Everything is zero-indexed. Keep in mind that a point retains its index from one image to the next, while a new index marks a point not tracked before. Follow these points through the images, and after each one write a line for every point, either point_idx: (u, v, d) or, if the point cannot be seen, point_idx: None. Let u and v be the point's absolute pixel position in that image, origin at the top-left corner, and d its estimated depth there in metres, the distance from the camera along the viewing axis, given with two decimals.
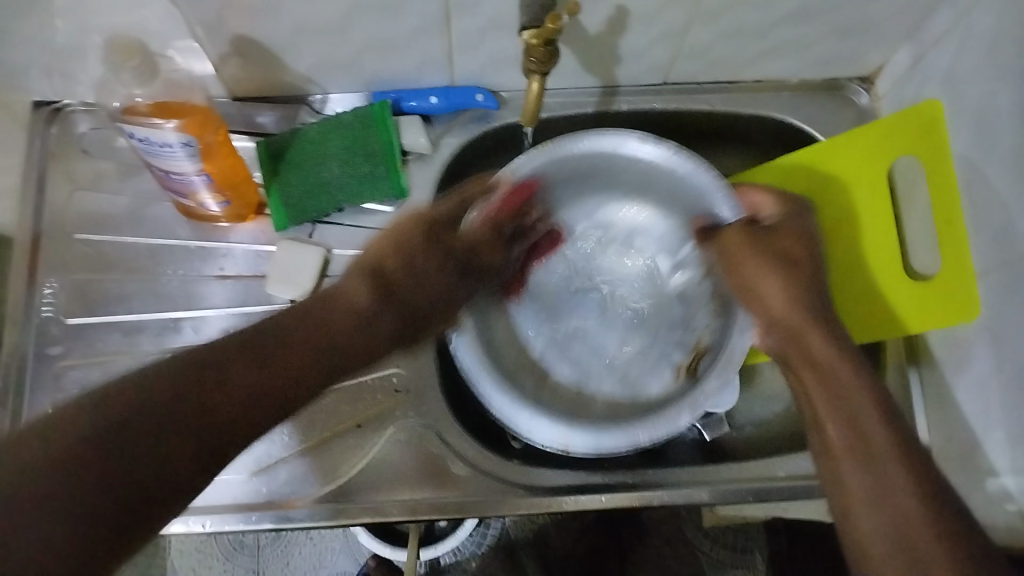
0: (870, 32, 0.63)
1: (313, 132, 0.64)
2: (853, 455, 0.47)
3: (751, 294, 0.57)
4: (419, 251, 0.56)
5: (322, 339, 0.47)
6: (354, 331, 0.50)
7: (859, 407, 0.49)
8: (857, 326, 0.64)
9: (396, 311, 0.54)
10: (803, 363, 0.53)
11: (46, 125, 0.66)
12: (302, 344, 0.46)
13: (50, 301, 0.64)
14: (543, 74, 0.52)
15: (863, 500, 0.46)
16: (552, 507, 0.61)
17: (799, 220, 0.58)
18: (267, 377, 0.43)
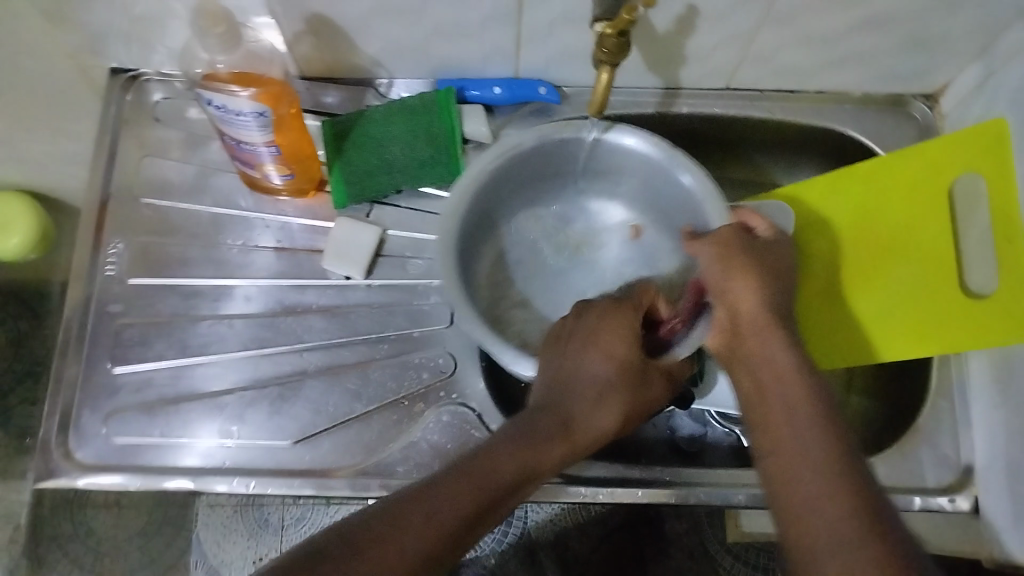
0: (939, 48, 0.63)
1: (377, 114, 0.66)
2: (802, 460, 0.45)
3: (727, 295, 0.55)
4: (558, 368, 0.55)
5: (495, 463, 0.48)
6: (510, 457, 0.49)
7: (803, 408, 0.48)
8: (831, 354, 0.66)
9: (547, 432, 0.51)
10: (758, 366, 0.51)
11: (123, 92, 0.69)
12: (463, 493, 0.46)
13: (114, 260, 0.66)
14: (613, 66, 0.53)
15: (806, 506, 0.43)
16: (588, 499, 0.62)
17: (782, 244, 0.58)
18: (426, 533, 0.44)
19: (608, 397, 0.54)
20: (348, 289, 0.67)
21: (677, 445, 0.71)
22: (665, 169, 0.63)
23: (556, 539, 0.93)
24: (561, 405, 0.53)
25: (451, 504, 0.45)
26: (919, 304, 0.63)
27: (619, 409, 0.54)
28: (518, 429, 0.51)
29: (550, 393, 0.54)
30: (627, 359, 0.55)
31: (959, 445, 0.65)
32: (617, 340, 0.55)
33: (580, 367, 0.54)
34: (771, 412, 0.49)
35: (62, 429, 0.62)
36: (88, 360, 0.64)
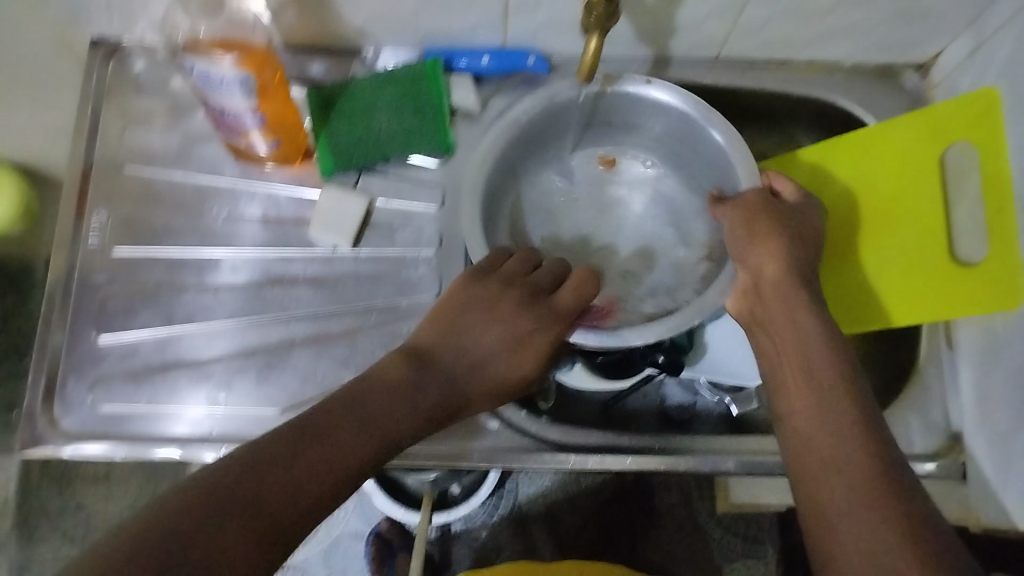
0: (930, 18, 0.63)
1: (365, 84, 0.65)
2: (828, 419, 0.46)
3: (748, 259, 0.55)
4: (473, 317, 0.54)
5: (397, 405, 0.48)
6: (405, 402, 0.48)
7: (826, 371, 0.49)
8: (846, 317, 0.65)
9: (441, 382, 0.51)
10: (779, 330, 0.52)
11: (104, 61, 0.67)
12: (353, 420, 0.45)
13: (98, 230, 0.66)
14: (602, 32, 0.52)
15: (829, 463, 0.44)
16: (577, 465, 0.62)
17: (808, 210, 0.58)
18: (329, 452, 0.43)
19: (495, 382, 0.54)
20: (336, 259, 0.66)
21: (667, 414, 0.71)
22: (693, 126, 0.63)
23: (547, 512, 0.94)
24: (448, 377, 0.52)
25: (335, 453, 0.43)
26: (921, 274, 0.63)
27: (497, 394, 0.54)
28: (410, 394, 0.49)
29: (449, 342, 0.53)
30: (541, 338, 0.55)
31: (947, 415, 0.65)
32: (518, 327, 0.54)
33: (473, 349, 0.53)
34: (791, 373, 0.50)
35: (47, 398, 0.61)
36: (73, 329, 0.63)
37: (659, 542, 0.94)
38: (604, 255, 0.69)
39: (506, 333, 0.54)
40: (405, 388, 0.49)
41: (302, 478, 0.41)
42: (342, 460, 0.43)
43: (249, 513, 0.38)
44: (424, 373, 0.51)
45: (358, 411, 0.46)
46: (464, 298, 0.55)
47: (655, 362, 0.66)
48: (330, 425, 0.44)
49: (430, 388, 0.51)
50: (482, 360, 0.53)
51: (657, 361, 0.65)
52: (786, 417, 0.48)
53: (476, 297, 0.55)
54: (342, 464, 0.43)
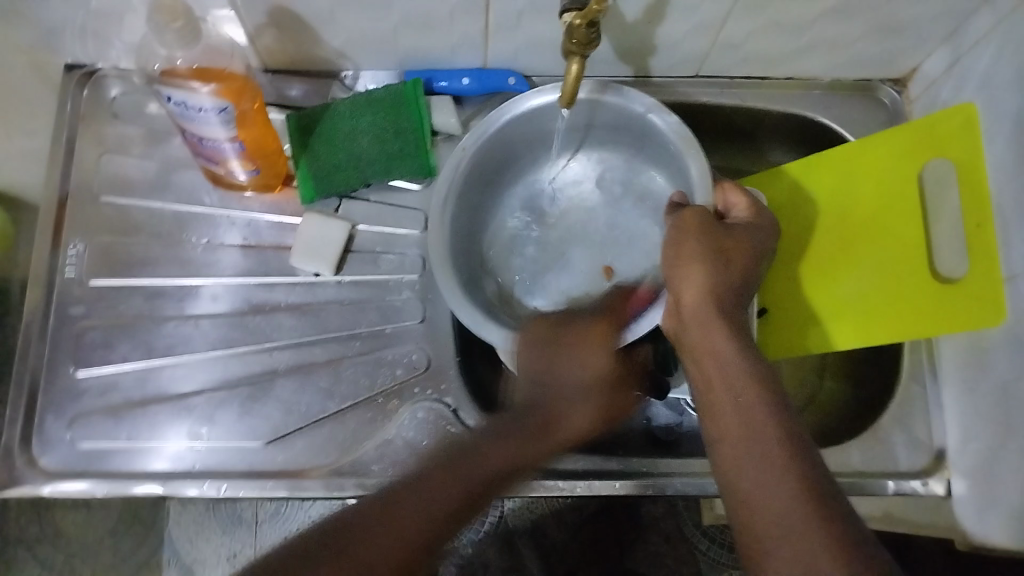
0: (907, 32, 0.63)
1: (344, 107, 0.64)
2: (751, 449, 0.46)
3: (673, 283, 0.52)
4: (539, 360, 0.58)
5: (446, 486, 0.51)
6: (507, 461, 0.53)
7: (744, 392, 0.48)
8: (779, 344, 0.67)
9: (517, 439, 0.55)
10: (699, 351, 0.51)
11: (78, 88, 0.67)
12: (429, 505, 0.50)
13: (75, 261, 0.64)
14: (583, 57, 0.52)
15: (753, 490, 0.45)
16: (565, 491, 0.62)
17: (753, 228, 0.55)
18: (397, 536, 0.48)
19: (586, 391, 0.57)
20: (318, 286, 0.65)
21: (654, 434, 0.71)
22: (639, 121, 0.62)
23: (534, 527, 0.93)
24: (529, 410, 0.56)
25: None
26: (879, 293, 0.64)
27: (598, 400, 0.58)
28: (506, 437, 0.54)
29: (532, 391, 0.57)
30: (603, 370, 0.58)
31: (931, 429, 0.66)
32: (602, 346, 0.58)
33: (557, 374, 0.57)
34: (715, 395, 0.49)
35: (26, 437, 0.60)
36: (50, 361, 0.62)
37: (646, 556, 0.95)
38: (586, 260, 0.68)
39: (550, 342, 0.58)
40: (458, 466, 0.52)
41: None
42: (424, 527, 0.49)
43: None
44: (528, 410, 0.56)
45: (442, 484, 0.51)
46: (546, 322, 0.60)
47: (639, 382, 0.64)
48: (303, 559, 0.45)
49: (530, 428, 0.55)
50: (571, 372, 0.57)
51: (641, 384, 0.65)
52: (713, 442, 0.48)
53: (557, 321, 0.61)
54: (401, 521, 0.48)
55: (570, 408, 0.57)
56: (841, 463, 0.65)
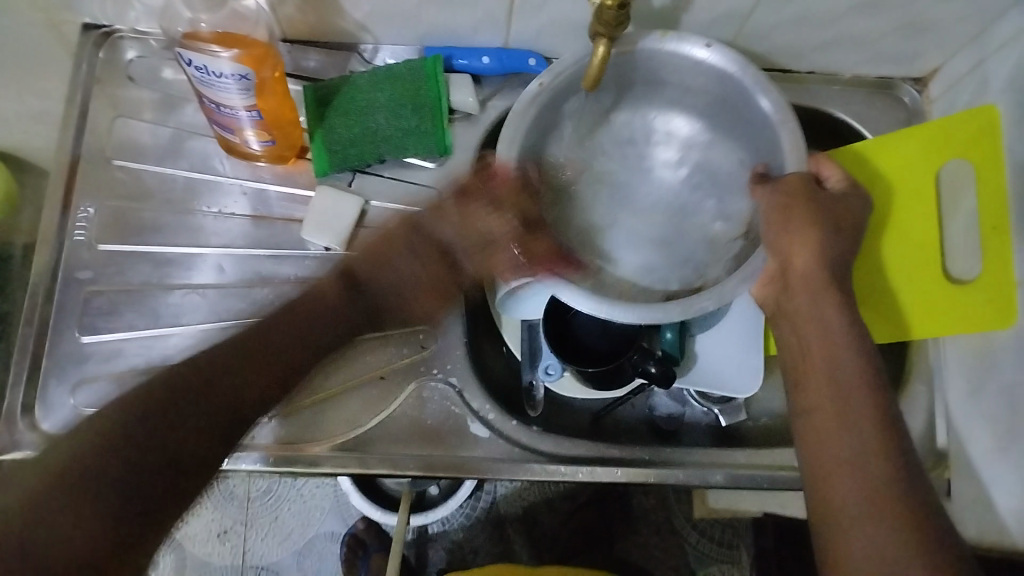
0: (933, 31, 0.63)
1: (362, 81, 0.64)
2: (845, 426, 0.47)
3: (780, 248, 0.54)
4: (398, 253, 0.63)
5: (299, 343, 0.56)
6: (329, 333, 0.58)
7: (854, 375, 0.49)
8: (877, 326, 0.64)
9: (360, 308, 0.61)
10: (805, 330, 0.52)
11: (95, 49, 0.66)
12: (263, 363, 0.53)
13: (84, 225, 0.64)
14: (611, 40, 0.52)
15: (844, 462, 0.46)
16: (566, 476, 0.61)
17: (850, 198, 0.57)
18: (244, 380, 0.51)
19: (422, 283, 0.64)
20: (329, 261, 0.65)
21: (656, 423, 0.71)
22: (742, 91, 0.59)
23: (524, 513, 0.94)
24: (372, 289, 0.62)
25: (206, 404, 0.48)
26: (931, 284, 0.63)
27: (436, 301, 0.65)
28: (311, 322, 0.57)
29: (381, 270, 0.62)
30: (439, 281, 0.65)
31: (933, 428, 0.66)
32: (433, 264, 0.64)
33: (397, 259, 0.63)
34: (810, 368, 0.51)
35: (28, 399, 0.59)
36: (56, 326, 0.61)
37: (636, 547, 0.95)
38: (640, 227, 0.66)
39: (415, 247, 0.63)
40: (290, 319, 0.56)
41: (137, 438, 0.44)
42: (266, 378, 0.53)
43: (165, 429, 0.45)
44: (358, 289, 0.61)
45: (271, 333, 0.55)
46: (472, 221, 0.63)
47: (646, 372, 0.62)
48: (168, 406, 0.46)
49: (357, 308, 0.61)
50: (404, 278, 0.63)
51: (649, 372, 0.62)
52: (802, 415, 0.50)
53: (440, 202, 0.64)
54: (236, 407, 0.50)
55: (397, 297, 0.63)
56: None
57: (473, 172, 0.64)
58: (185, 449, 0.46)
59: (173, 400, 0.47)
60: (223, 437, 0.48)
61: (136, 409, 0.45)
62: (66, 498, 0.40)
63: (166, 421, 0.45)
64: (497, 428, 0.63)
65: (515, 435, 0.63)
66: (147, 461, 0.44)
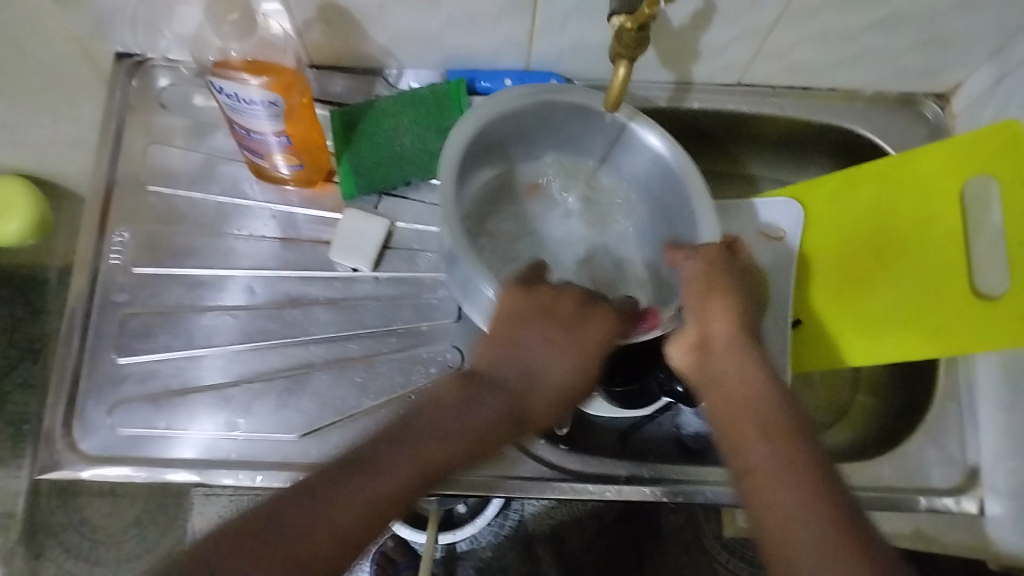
0: (956, 47, 0.63)
1: (387, 104, 0.65)
2: (790, 480, 0.47)
3: (698, 314, 0.55)
4: (530, 323, 0.52)
5: (375, 482, 0.46)
6: (459, 429, 0.49)
7: (788, 431, 0.49)
8: (799, 354, 0.67)
9: (477, 412, 0.50)
10: (730, 381, 0.52)
11: (128, 78, 0.68)
12: (326, 528, 0.44)
13: (120, 249, 0.65)
14: (632, 60, 0.53)
15: (794, 522, 0.45)
16: (596, 495, 0.62)
17: (751, 275, 0.57)
18: (344, 521, 0.44)
19: (563, 397, 0.52)
20: (356, 282, 0.66)
21: (683, 442, 0.70)
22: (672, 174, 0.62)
23: (553, 532, 0.94)
24: (501, 389, 0.51)
25: (303, 550, 0.43)
26: (927, 306, 0.64)
27: (565, 402, 0.52)
28: (441, 420, 0.49)
29: (502, 353, 0.51)
30: (591, 360, 0.52)
31: (963, 446, 0.65)
32: (581, 345, 0.52)
33: (531, 355, 0.51)
34: (739, 422, 0.51)
35: (67, 419, 0.61)
36: (94, 348, 0.63)
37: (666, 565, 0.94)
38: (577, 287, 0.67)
39: (545, 328, 0.52)
40: (446, 406, 0.50)
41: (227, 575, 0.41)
42: (339, 540, 0.44)
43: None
44: (481, 384, 0.51)
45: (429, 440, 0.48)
46: (586, 312, 0.53)
47: (673, 390, 0.66)
48: (363, 456, 0.47)
49: (484, 413, 0.50)
50: (540, 368, 0.51)
51: (675, 390, 0.66)
52: (740, 476, 0.49)
53: (574, 308, 0.53)
54: (361, 500, 0.45)
55: (549, 384, 0.51)
56: (872, 477, 0.64)
57: (574, 301, 0.53)
58: None
59: (262, 528, 0.43)
60: None
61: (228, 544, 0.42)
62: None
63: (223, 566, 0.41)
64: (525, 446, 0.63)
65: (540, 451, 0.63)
66: None
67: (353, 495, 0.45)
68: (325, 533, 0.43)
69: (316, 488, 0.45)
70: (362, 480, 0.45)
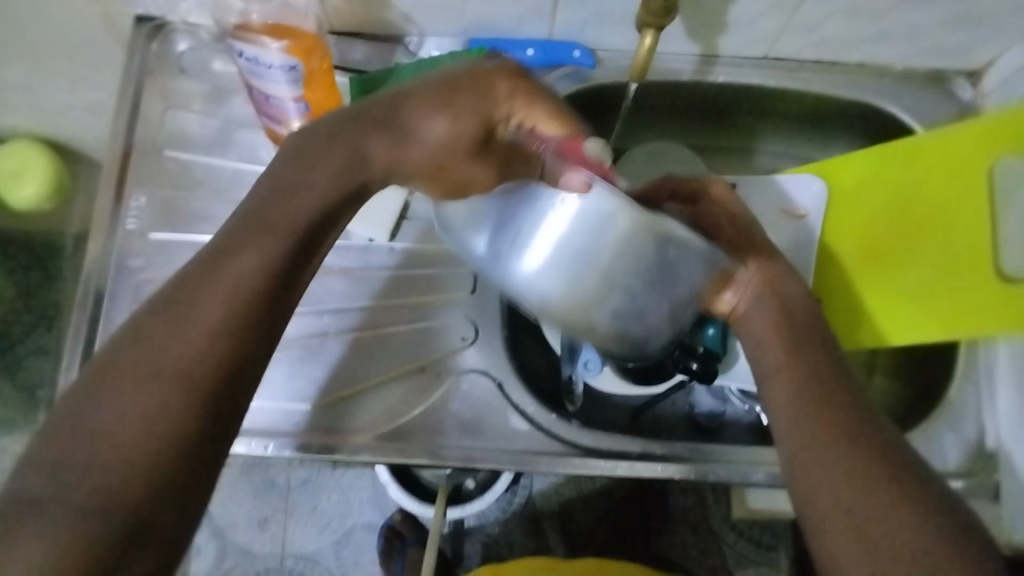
0: (990, 25, 0.62)
1: (407, 70, 0.60)
2: (804, 387, 0.47)
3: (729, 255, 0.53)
4: (437, 85, 0.47)
5: (275, 219, 0.43)
6: (341, 182, 0.45)
7: (812, 349, 0.49)
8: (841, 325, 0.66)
9: (349, 159, 0.45)
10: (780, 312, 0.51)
11: (147, 41, 0.67)
12: (237, 259, 0.41)
13: (136, 214, 0.64)
14: (658, 29, 0.52)
15: (801, 426, 0.45)
16: (605, 470, 0.61)
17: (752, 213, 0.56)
18: (250, 265, 0.41)
19: (434, 154, 0.47)
20: (372, 252, 0.67)
21: (697, 421, 0.70)
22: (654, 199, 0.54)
23: (560, 509, 0.95)
24: (371, 142, 0.46)
25: (219, 288, 0.40)
26: (952, 289, 0.63)
27: (435, 164, 0.48)
28: (325, 156, 0.45)
29: (389, 104, 0.47)
30: (472, 129, 0.47)
31: (984, 430, 0.64)
32: (468, 118, 0.47)
33: (410, 113, 0.46)
34: (761, 331, 0.51)
35: None
36: (107, 312, 0.61)
37: (673, 546, 0.94)
38: None
39: (439, 86, 0.47)
40: (325, 147, 0.46)
41: (166, 332, 0.39)
42: (255, 274, 0.41)
43: (158, 340, 0.39)
44: (359, 131, 0.46)
45: (308, 187, 0.44)
46: (485, 76, 0.47)
47: (688, 368, 0.64)
48: (235, 243, 0.42)
49: (356, 159, 0.45)
50: (418, 120, 0.46)
51: (691, 368, 0.63)
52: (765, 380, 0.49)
53: (464, 73, 0.48)
54: (265, 231, 0.42)
55: (419, 148, 0.47)
56: None
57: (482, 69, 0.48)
58: (178, 348, 0.38)
59: (180, 290, 0.41)
60: (226, 335, 0.40)
61: (151, 319, 0.40)
62: (88, 472, 0.35)
63: (152, 337, 0.39)
64: (537, 421, 0.63)
65: (552, 427, 0.63)
66: (168, 383, 0.38)
67: (221, 282, 0.40)
68: (238, 267, 0.41)
69: (194, 278, 0.41)
70: (221, 267, 0.41)
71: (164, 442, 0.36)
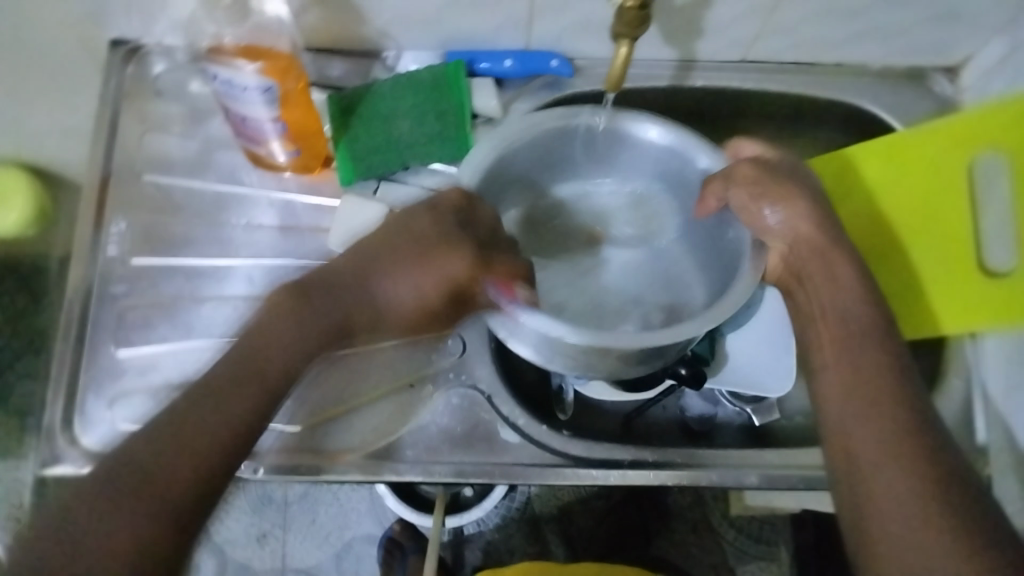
0: (965, 21, 0.62)
1: (384, 88, 0.64)
2: (860, 386, 0.49)
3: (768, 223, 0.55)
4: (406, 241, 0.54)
5: (264, 359, 0.50)
6: (321, 333, 0.52)
7: (867, 340, 0.51)
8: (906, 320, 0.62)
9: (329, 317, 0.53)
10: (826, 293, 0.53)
11: (123, 65, 0.66)
12: (229, 391, 0.49)
13: (117, 240, 0.64)
14: (633, 39, 0.52)
15: (859, 431, 0.47)
16: (597, 480, 0.61)
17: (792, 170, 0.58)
18: (237, 403, 0.48)
19: (405, 310, 0.55)
20: None
21: (688, 425, 0.70)
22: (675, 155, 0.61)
23: (559, 513, 0.94)
24: (349, 297, 0.53)
25: (216, 416, 0.48)
26: (948, 281, 0.62)
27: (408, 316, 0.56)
28: (307, 310, 0.52)
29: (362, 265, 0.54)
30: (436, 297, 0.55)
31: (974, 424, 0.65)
32: (436, 271, 0.54)
33: (384, 278, 0.54)
34: (822, 328, 0.52)
35: (67, 415, 0.58)
36: (91, 342, 0.61)
37: (672, 543, 0.95)
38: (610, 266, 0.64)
39: (408, 249, 0.54)
40: (309, 303, 0.52)
41: (170, 446, 0.46)
42: (240, 405, 0.49)
43: (154, 458, 0.45)
44: (338, 287, 0.53)
45: (293, 324, 0.51)
46: (446, 230, 0.54)
47: (676, 373, 0.64)
48: (232, 383, 0.49)
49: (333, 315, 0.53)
50: (389, 283, 0.54)
51: (680, 373, 0.64)
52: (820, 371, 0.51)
53: (429, 230, 0.54)
54: (254, 368, 0.50)
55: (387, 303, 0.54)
56: None
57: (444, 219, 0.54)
58: (167, 472, 0.45)
59: (177, 413, 0.48)
60: (215, 457, 0.47)
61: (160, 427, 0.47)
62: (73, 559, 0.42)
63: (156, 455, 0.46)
64: (527, 432, 0.62)
65: (544, 439, 0.62)
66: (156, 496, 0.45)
67: (214, 412, 0.48)
68: (229, 410, 0.48)
69: (191, 403, 0.48)
70: (215, 403, 0.48)
71: (161, 538, 0.44)
